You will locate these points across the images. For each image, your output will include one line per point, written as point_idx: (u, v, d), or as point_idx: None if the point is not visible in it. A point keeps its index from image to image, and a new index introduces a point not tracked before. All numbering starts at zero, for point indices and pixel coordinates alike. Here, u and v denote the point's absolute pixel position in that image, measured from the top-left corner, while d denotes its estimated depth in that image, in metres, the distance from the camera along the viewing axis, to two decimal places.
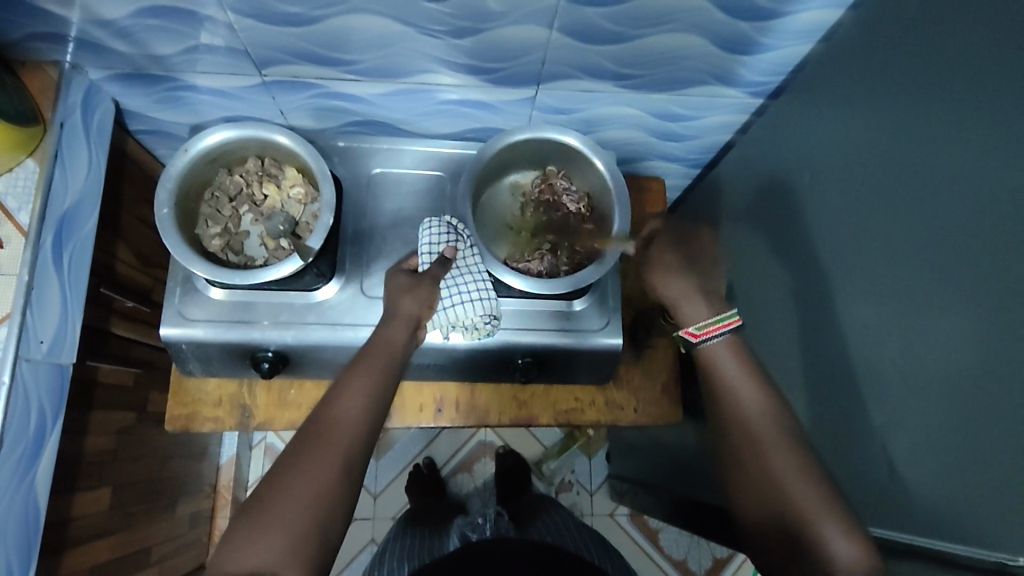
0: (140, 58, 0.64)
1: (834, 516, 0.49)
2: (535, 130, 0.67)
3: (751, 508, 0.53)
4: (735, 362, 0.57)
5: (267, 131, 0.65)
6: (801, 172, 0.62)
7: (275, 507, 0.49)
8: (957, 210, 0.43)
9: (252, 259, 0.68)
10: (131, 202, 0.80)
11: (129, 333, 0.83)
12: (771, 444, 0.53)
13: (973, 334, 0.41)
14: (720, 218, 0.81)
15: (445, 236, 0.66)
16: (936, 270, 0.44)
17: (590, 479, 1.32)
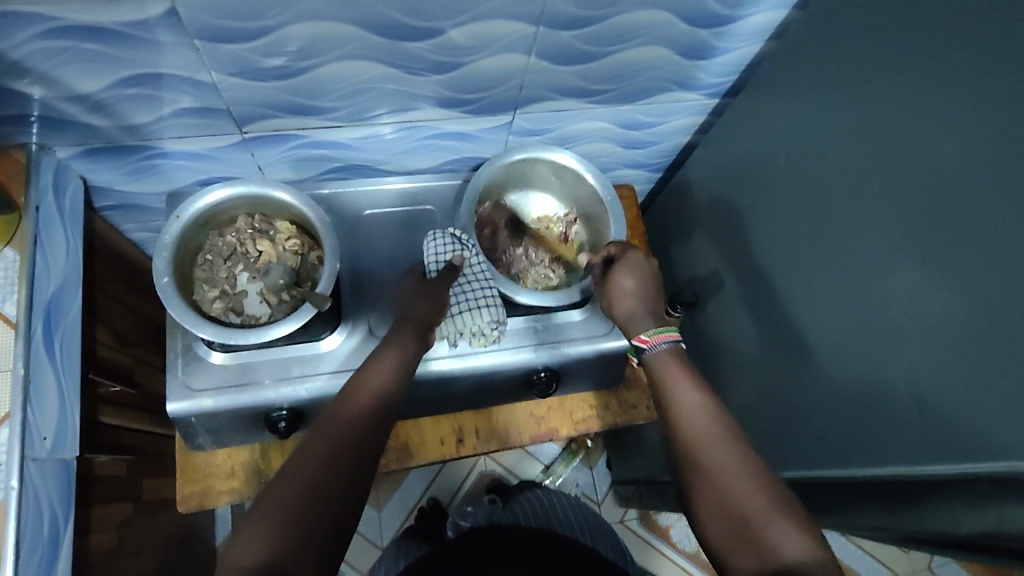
0: (111, 129, 0.62)
1: (784, 517, 0.47)
2: (530, 151, 0.71)
3: (700, 509, 0.50)
4: (684, 371, 0.57)
5: (261, 186, 0.65)
6: (772, 159, 0.68)
7: (278, 498, 0.48)
8: (931, 171, 0.49)
9: (255, 317, 0.67)
10: (104, 281, 0.77)
11: (117, 419, 0.78)
12: (722, 443, 0.52)
13: (968, 272, 0.46)
14: (694, 215, 0.86)
15: (450, 247, 0.68)
16: (922, 223, 0.49)
17: (595, 489, 1.34)
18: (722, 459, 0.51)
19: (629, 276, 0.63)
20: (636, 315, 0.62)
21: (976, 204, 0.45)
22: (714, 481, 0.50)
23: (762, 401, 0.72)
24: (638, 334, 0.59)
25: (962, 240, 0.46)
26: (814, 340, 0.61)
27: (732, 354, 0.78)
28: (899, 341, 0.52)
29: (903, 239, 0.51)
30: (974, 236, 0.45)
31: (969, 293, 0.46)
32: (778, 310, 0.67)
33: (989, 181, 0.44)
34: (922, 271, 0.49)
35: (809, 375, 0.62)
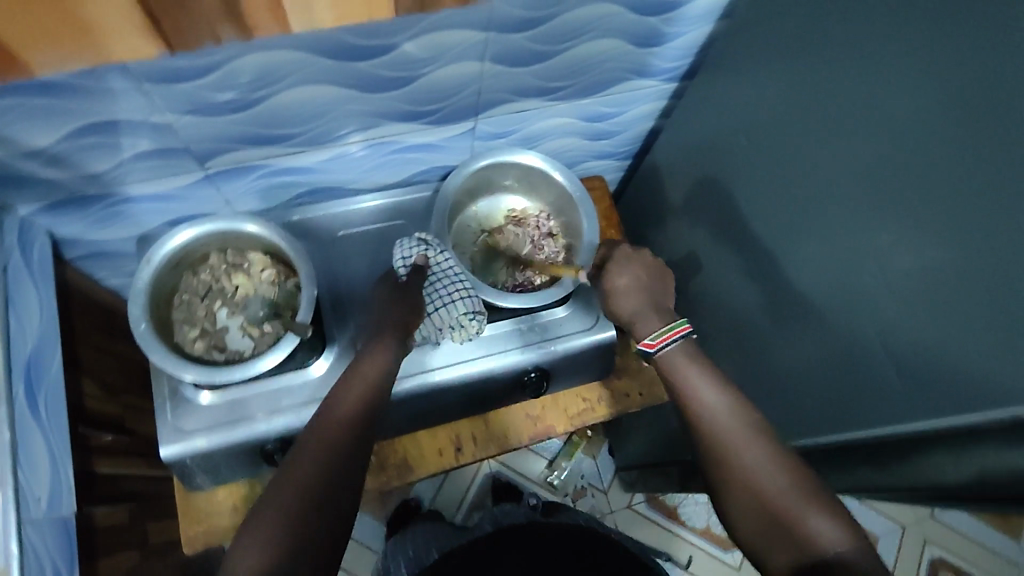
0: (73, 181, 0.62)
1: (821, 509, 0.49)
2: (494, 156, 0.72)
3: (738, 507, 0.52)
4: (700, 368, 0.58)
5: (233, 222, 0.65)
6: (735, 137, 0.68)
7: (276, 498, 0.50)
8: (888, 136, 0.49)
9: (239, 352, 0.66)
10: (83, 332, 0.76)
11: (112, 469, 0.77)
12: (748, 439, 0.53)
13: (933, 231, 0.47)
14: (666, 199, 0.87)
15: (416, 247, 0.68)
16: (885, 188, 0.50)
17: (600, 479, 1.36)
18: (752, 457, 0.52)
19: (631, 270, 0.65)
20: (643, 310, 0.62)
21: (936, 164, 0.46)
22: (748, 478, 0.51)
23: (750, 375, 0.73)
24: (642, 341, 0.59)
25: (926, 201, 0.47)
26: (794, 312, 0.62)
27: (718, 332, 0.79)
28: (875, 305, 0.52)
29: (871, 204, 0.52)
30: (939, 196, 0.46)
31: (936, 253, 0.47)
32: (757, 286, 0.68)
33: (945, 141, 0.45)
34: (890, 235, 0.50)
35: (792, 346, 0.63)
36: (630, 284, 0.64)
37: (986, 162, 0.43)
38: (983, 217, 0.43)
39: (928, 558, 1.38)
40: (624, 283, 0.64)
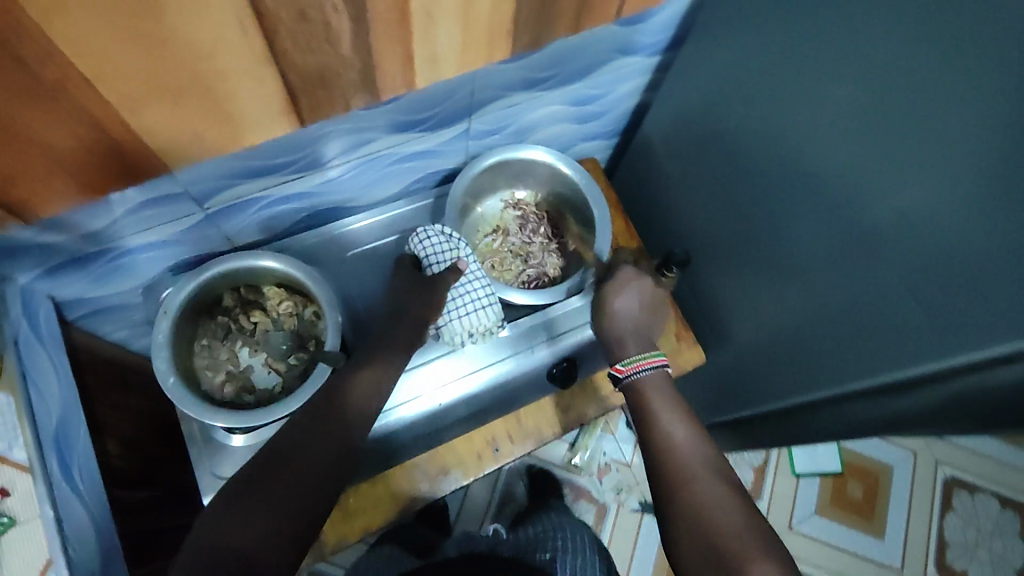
0: (72, 244, 0.60)
1: (767, 552, 0.46)
2: (502, 151, 0.73)
3: (681, 544, 0.49)
4: (671, 400, 0.60)
5: (252, 258, 0.64)
6: (729, 105, 0.69)
7: (269, 468, 0.53)
8: (889, 88, 0.50)
9: (269, 389, 0.66)
10: (101, 392, 0.74)
11: (157, 524, 0.76)
12: (702, 474, 0.53)
13: (945, 177, 0.47)
14: (661, 173, 0.87)
15: (447, 244, 0.70)
16: (890, 140, 0.51)
17: (623, 453, 1.39)
18: (706, 491, 0.51)
19: (628, 295, 0.71)
20: (630, 336, 0.68)
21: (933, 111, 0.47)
22: (698, 510, 0.50)
23: (771, 335, 0.75)
24: (613, 367, 0.63)
25: (927, 150, 0.48)
26: (813, 269, 0.64)
27: (731, 297, 0.81)
28: (891, 255, 0.54)
29: (873, 157, 0.53)
30: (946, 141, 0.47)
31: (950, 196, 0.47)
32: (771, 248, 0.70)
33: (940, 89, 0.46)
34: (901, 184, 0.51)
35: (814, 302, 0.65)
36: (626, 310, 0.70)
37: (986, 106, 0.44)
38: (990, 159, 0.44)
39: (942, 478, 1.45)
40: (617, 308, 0.70)
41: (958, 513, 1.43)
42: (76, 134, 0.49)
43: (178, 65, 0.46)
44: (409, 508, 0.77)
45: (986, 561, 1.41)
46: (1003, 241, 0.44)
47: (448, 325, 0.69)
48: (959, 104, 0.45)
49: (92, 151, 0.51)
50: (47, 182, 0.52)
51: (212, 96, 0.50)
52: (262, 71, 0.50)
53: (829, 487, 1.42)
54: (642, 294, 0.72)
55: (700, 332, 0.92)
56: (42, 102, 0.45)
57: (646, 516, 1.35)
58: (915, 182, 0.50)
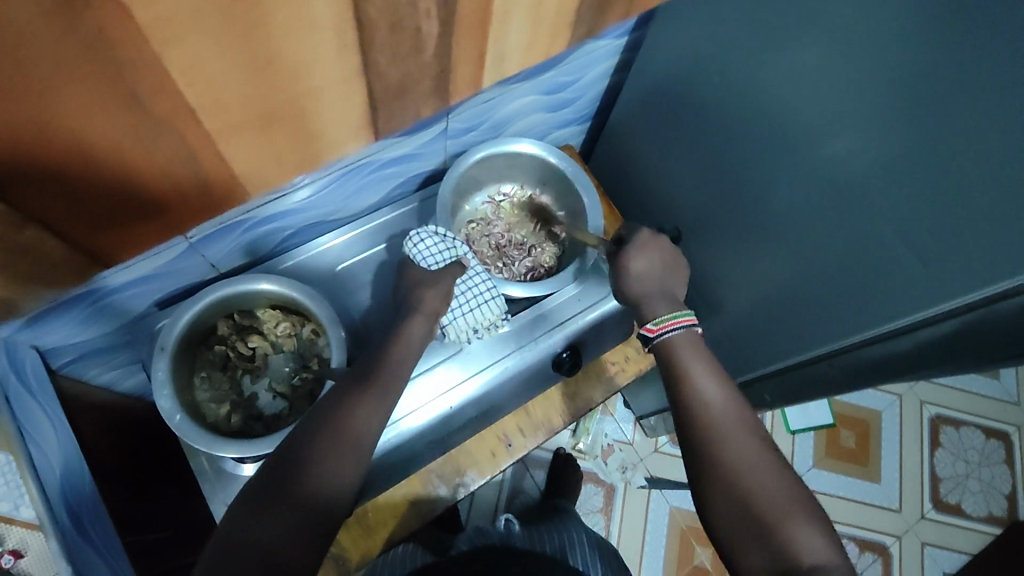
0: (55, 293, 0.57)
1: (803, 517, 0.50)
2: (488, 147, 0.73)
3: (715, 505, 0.52)
4: (701, 356, 0.59)
5: (247, 282, 0.62)
6: (701, 79, 0.70)
7: (286, 468, 0.54)
8: (861, 47, 0.51)
9: (277, 414, 0.65)
10: (99, 436, 0.71)
11: (179, 562, 0.74)
12: (738, 435, 0.54)
13: (925, 128, 0.48)
14: (638, 152, 0.88)
15: (444, 244, 0.71)
16: (867, 98, 0.52)
17: (623, 432, 1.41)
18: (740, 456, 0.53)
19: (647, 257, 0.66)
20: (655, 294, 0.64)
21: (906, 68, 0.48)
22: (733, 475, 0.52)
23: (765, 299, 0.76)
24: (644, 326, 0.61)
25: (906, 104, 0.49)
26: (801, 231, 0.65)
27: (721, 267, 0.82)
28: (879, 209, 0.55)
29: (852, 119, 0.54)
30: (922, 94, 0.48)
31: (931, 147, 0.49)
32: (757, 215, 0.71)
33: (911, 44, 0.47)
34: (882, 139, 0.52)
35: (806, 263, 0.66)
36: (651, 270, 0.66)
37: (958, 57, 0.45)
38: (968, 107, 0.45)
39: (928, 416, 1.51)
40: (641, 266, 0.66)
41: (946, 448, 1.49)
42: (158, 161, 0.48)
43: (270, 94, 0.45)
44: (428, 517, 0.76)
45: (977, 490, 1.47)
46: (987, 188, 0.46)
47: (453, 324, 0.69)
48: (931, 57, 0.46)
49: (160, 182, 0.50)
50: (117, 206, 0.51)
51: (263, 128, 0.49)
52: (307, 98, 0.48)
53: (824, 439, 1.47)
54: (665, 254, 0.67)
55: (692, 305, 0.94)
56: (141, 136, 0.44)
57: (653, 491, 1.37)
58: (897, 137, 0.51)
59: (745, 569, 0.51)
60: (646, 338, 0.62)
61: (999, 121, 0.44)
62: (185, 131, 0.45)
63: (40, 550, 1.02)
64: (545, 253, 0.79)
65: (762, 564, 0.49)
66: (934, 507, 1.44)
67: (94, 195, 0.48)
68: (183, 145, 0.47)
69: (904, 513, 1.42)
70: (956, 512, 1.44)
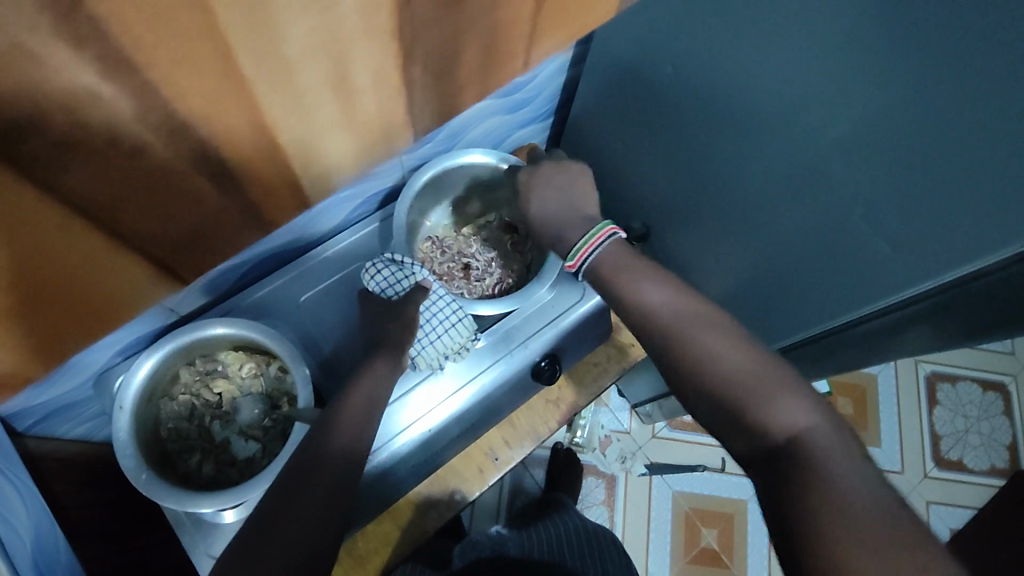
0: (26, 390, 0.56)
1: (777, 384, 0.46)
2: (438, 166, 0.71)
3: (694, 406, 0.49)
4: (635, 263, 0.56)
5: (199, 328, 0.60)
6: (652, 74, 0.67)
7: (277, 525, 0.51)
8: (806, 39, 0.49)
9: (251, 459, 0.63)
10: (75, 496, 0.69)
11: None
12: (697, 326, 0.50)
13: (880, 115, 0.47)
14: (603, 146, 0.86)
15: (398, 271, 0.68)
16: (820, 90, 0.50)
17: (620, 421, 1.40)
18: (703, 345, 0.49)
19: (543, 192, 0.65)
20: (569, 221, 0.62)
21: (853, 59, 0.46)
22: (694, 371, 0.49)
23: (742, 287, 0.74)
24: (563, 264, 0.58)
25: (857, 92, 0.47)
26: (769, 220, 0.63)
27: (696, 256, 0.81)
28: (845, 196, 0.53)
29: (807, 112, 0.52)
30: (874, 81, 0.46)
31: (890, 132, 0.47)
32: (724, 205, 0.69)
33: (855, 33, 0.45)
34: (840, 128, 0.50)
35: (778, 251, 0.65)
36: (556, 198, 0.64)
37: (904, 44, 0.43)
38: (922, 91, 0.43)
39: (924, 374, 1.51)
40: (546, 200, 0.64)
41: (944, 405, 1.49)
42: (106, 258, 0.47)
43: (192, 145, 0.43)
44: (419, 540, 0.76)
45: (978, 444, 1.46)
46: (946, 175, 0.44)
47: (421, 354, 0.67)
48: (878, 43, 0.44)
49: None
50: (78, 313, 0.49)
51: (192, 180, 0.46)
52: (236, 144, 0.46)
53: None
54: (564, 178, 0.65)
55: None
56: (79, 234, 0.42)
57: (655, 477, 1.36)
58: (854, 124, 0.49)
59: (741, 458, 0.47)
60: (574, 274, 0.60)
61: (952, 112, 0.42)
62: (122, 220, 0.44)
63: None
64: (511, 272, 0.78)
65: (752, 446, 0.45)
66: (936, 466, 1.43)
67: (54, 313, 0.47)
68: (124, 233, 0.46)
69: (907, 473, 1.42)
70: (959, 468, 1.44)
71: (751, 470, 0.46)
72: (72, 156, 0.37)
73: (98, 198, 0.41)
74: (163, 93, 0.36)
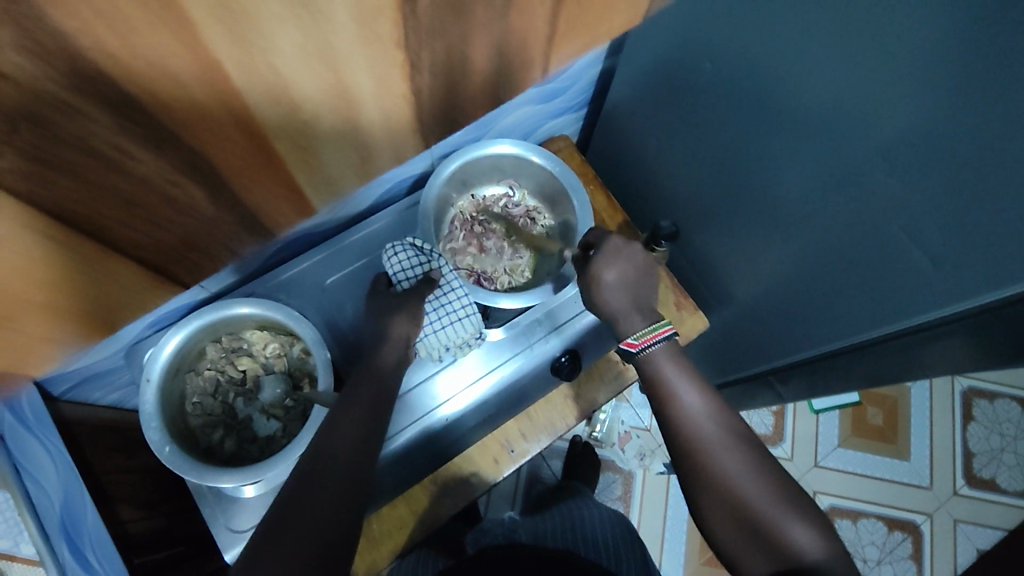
0: (68, 355, 0.59)
1: (795, 513, 0.51)
2: (467, 153, 0.72)
3: (714, 515, 0.53)
4: (682, 366, 0.58)
5: (226, 306, 0.62)
6: (689, 70, 0.66)
7: (299, 511, 0.50)
8: (848, 43, 0.47)
9: (271, 437, 0.65)
10: (103, 459, 0.70)
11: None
12: (725, 443, 0.54)
13: (924, 126, 0.45)
14: (636, 140, 0.85)
15: (414, 258, 0.69)
16: (862, 97, 0.48)
17: (640, 418, 1.39)
18: (733, 465, 0.53)
19: (618, 267, 0.64)
20: (627, 308, 0.62)
21: (903, 67, 0.44)
22: (726, 485, 0.52)
23: (773, 292, 0.73)
24: (626, 341, 0.59)
25: (901, 102, 0.45)
26: (804, 226, 0.61)
27: (728, 257, 0.79)
28: (883, 206, 0.51)
29: (854, 117, 0.50)
30: (919, 92, 0.44)
31: (936, 145, 0.44)
32: (757, 207, 0.67)
33: (901, 40, 0.43)
34: (879, 136, 0.48)
35: (811, 257, 0.63)
36: (632, 278, 0.63)
37: (954, 54, 0.41)
38: (972, 105, 0.41)
39: (960, 390, 1.46)
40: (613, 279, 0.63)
41: (980, 422, 1.43)
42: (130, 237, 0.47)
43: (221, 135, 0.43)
44: (434, 526, 0.77)
45: (1013, 464, 1.41)
46: (997, 190, 0.42)
47: (425, 343, 0.68)
48: (923, 52, 0.42)
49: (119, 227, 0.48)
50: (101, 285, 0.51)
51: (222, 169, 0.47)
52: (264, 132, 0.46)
53: (849, 418, 1.42)
54: (637, 262, 0.65)
55: (699, 295, 0.91)
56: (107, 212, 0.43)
57: (672, 476, 1.35)
58: (896, 134, 0.47)
59: (745, 571, 0.51)
60: (626, 352, 0.61)
61: (1004, 130, 0.40)
62: (161, 203, 0.45)
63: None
64: (525, 268, 0.78)
65: (762, 565, 0.50)
66: (967, 484, 1.39)
67: (88, 283, 0.49)
68: (152, 220, 0.47)
69: (935, 490, 1.38)
70: (991, 487, 1.39)
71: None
72: (105, 143, 0.37)
73: (142, 184, 0.42)
74: (187, 78, 0.36)
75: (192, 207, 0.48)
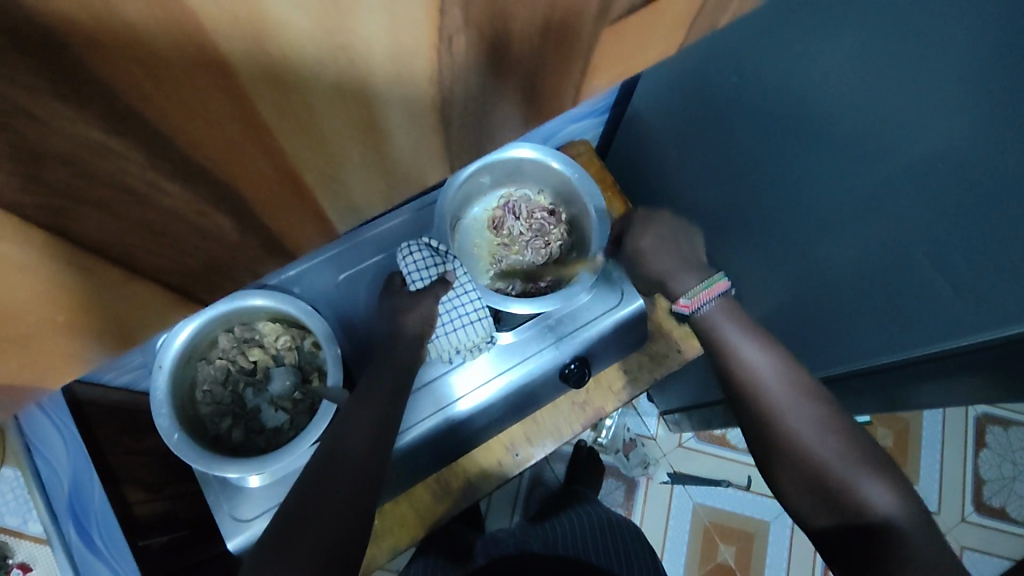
0: None
1: (866, 467, 0.49)
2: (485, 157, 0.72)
3: (783, 469, 0.53)
4: (742, 324, 0.58)
5: (240, 298, 0.62)
6: (712, 86, 0.65)
7: (309, 509, 0.49)
8: (874, 72, 0.46)
9: (278, 429, 0.65)
10: (110, 440, 0.71)
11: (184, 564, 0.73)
12: (793, 400, 0.53)
13: (949, 158, 0.44)
14: (656, 150, 0.84)
15: (429, 259, 0.70)
16: (886, 126, 0.48)
17: (646, 426, 1.39)
18: (800, 420, 0.52)
19: (652, 232, 0.67)
20: (676, 267, 0.63)
21: (929, 98, 0.43)
22: (791, 439, 0.52)
23: (787, 310, 0.72)
24: (678, 303, 0.59)
25: (925, 133, 0.45)
26: (822, 247, 0.61)
27: (744, 273, 0.78)
28: (904, 235, 0.50)
29: (879, 142, 0.49)
30: (945, 124, 0.43)
31: (961, 177, 0.44)
32: (776, 226, 0.67)
33: (927, 73, 0.43)
34: (903, 165, 0.48)
35: (828, 280, 0.62)
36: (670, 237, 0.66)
37: (981, 89, 0.40)
38: (999, 140, 0.41)
39: (974, 415, 1.43)
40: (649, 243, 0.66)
41: (993, 449, 1.41)
42: None
43: None
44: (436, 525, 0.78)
45: None
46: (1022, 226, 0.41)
47: (436, 343, 0.68)
48: (951, 86, 0.42)
49: None
50: None
51: None
52: None
53: None
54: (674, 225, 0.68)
55: None
56: None
57: (676, 486, 1.35)
58: (921, 164, 0.46)
59: (813, 525, 0.52)
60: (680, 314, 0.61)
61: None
62: (185, 230, 0.23)
63: (48, 560, 1.12)
64: (545, 272, 0.77)
65: (834, 522, 0.50)
66: (975, 511, 1.37)
67: None
68: None
69: (942, 514, 1.36)
70: (1000, 516, 1.37)
71: (830, 538, 0.50)
72: None
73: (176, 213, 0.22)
74: None
75: (229, 231, 0.24)
